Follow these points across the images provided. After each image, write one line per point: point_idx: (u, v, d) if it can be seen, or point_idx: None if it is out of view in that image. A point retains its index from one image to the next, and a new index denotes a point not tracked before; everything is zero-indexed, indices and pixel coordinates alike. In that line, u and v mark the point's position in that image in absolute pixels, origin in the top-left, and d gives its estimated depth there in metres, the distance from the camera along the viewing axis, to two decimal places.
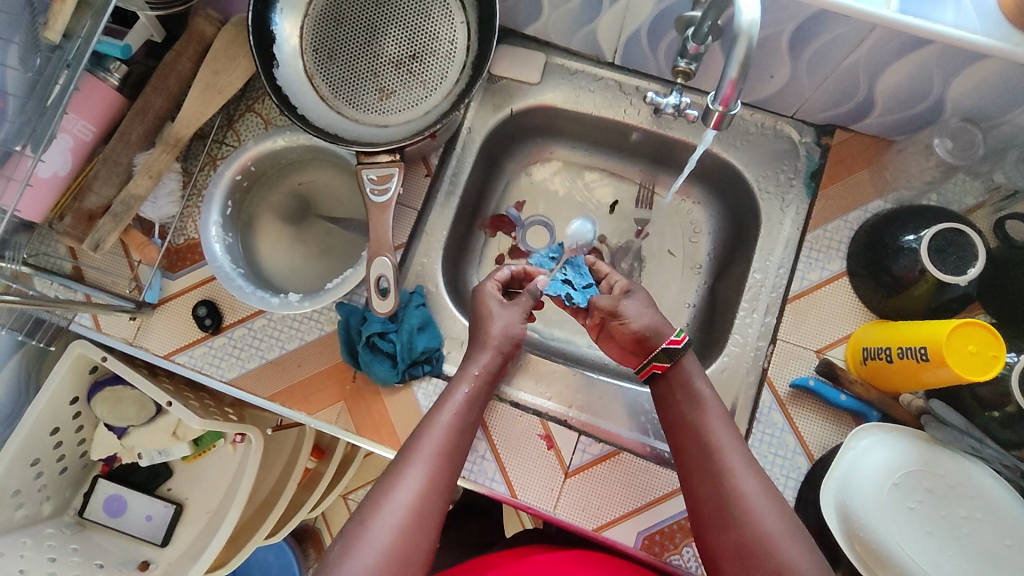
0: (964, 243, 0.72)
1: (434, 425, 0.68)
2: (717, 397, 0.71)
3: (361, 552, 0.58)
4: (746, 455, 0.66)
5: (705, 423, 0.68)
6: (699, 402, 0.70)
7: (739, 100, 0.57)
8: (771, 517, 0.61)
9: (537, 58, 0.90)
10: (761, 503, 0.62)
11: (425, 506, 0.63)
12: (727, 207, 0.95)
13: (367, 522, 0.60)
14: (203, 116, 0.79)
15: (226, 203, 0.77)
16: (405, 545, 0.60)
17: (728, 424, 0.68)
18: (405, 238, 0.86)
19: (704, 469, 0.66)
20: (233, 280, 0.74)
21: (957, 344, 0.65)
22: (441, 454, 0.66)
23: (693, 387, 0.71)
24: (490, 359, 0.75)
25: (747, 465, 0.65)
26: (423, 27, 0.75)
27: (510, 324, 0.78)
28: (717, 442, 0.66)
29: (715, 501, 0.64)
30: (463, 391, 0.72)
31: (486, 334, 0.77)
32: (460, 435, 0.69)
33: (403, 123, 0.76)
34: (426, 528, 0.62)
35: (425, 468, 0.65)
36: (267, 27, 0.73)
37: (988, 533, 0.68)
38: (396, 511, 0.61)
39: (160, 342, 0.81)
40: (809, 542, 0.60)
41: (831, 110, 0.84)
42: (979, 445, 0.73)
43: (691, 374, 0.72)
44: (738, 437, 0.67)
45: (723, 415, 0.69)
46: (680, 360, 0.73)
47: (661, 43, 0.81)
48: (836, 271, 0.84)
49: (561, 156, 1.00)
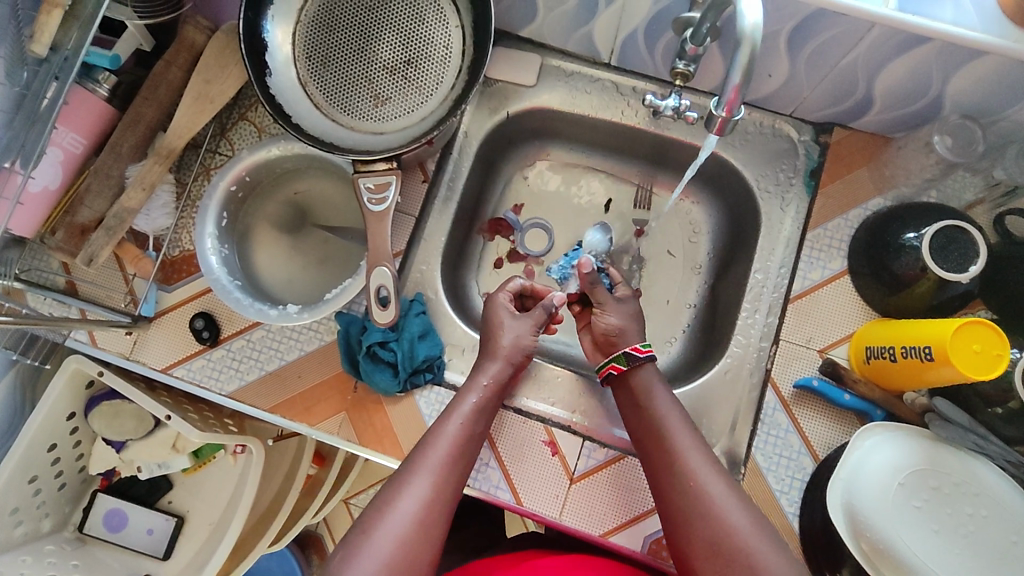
0: (966, 241, 0.72)
1: (444, 434, 0.68)
2: (675, 401, 0.71)
3: (364, 560, 0.58)
4: (707, 453, 0.66)
5: (666, 426, 0.68)
6: (658, 406, 0.70)
7: (742, 106, 0.56)
8: (736, 512, 0.61)
9: (532, 60, 0.89)
10: (726, 500, 0.62)
11: (430, 514, 0.62)
12: (726, 206, 0.94)
13: (370, 530, 0.60)
14: (196, 126, 0.77)
15: (221, 214, 0.76)
16: (408, 552, 0.60)
17: (688, 426, 0.69)
18: (404, 245, 0.85)
19: (667, 470, 0.66)
20: (230, 292, 0.73)
21: (962, 343, 0.65)
22: (448, 463, 0.66)
23: (650, 391, 0.72)
24: (499, 370, 0.75)
25: (709, 464, 0.65)
26: (417, 32, 0.74)
27: (522, 335, 0.78)
28: (678, 447, 0.66)
29: (679, 500, 0.64)
30: (472, 400, 0.72)
31: (496, 345, 0.77)
32: (469, 447, 0.69)
33: (400, 130, 0.75)
34: (429, 535, 0.61)
35: (431, 476, 0.64)
36: (259, 36, 0.72)
37: (994, 530, 0.69)
38: (401, 518, 0.61)
39: (157, 355, 0.80)
40: (775, 538, 0.61)
41: (829, 108, 0.83)
42: (982, 442, 0.73)
43: (650, 379, 0.73)
44: (699, 438, 0.68)
45: (682, 418, 0.69)
46: (635, 368, 0.73)
47: (658, 43, 0.80)
48: (837, 269, 0.84)
49: (558, 158, 1.00)
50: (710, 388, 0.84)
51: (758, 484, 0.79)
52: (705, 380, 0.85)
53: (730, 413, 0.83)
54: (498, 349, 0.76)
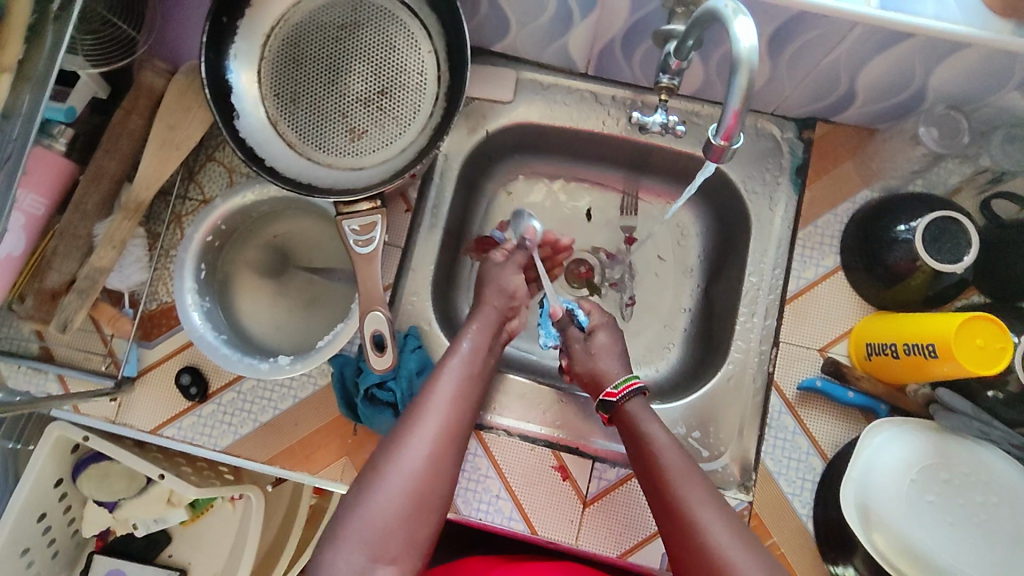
0: (957, 231, 0.72)
1: (446, 375, 0.69)
2: (672, 439, 0.68)
3: (375, 499, 0.58)
4: (708, 491, 0.62)
5: (666, 468, 0.65)
6: (654, 446, 0.67)
7: (740, 133, 0.54)
8: (739, 556, 0.57)
9: (507, 76, 0.87)
10: (732, 547, 0.58)
11: (442, 448, 0.63)
12: (713, 207, 0.93)
13: (381, 472, 0.60)
14: (162, 175, 0.74)
15: (199, 266, 0.73)
16: (423, 486, 0.60)
17: (688, 462, 0.65)
18: (391, 278, 0.83)
19: (666, 510, 0.63)
20: (217, 348, 0.70)
21: (967, 338, 0.65)
22: (452, 404, 0.66)
23: (644, 430, 0.68)
24: (490, 313, 0.77)
25: (714, 508, 0.61)
26: (389, 61, 0.72)
27: (504, 279, 0.80)
28: (679, 491, 0.62)
29: (677, 542, 0.60)
30: (467, 341, 0.73)
31: (484, 296, 0.79)
32: (469, 387, 0.69)
33: (380, 163, 0.72)
34: (442, 470, 0.62)
35: (439, 416, 0.65)
36: (223, 80, 0.69)
37: (1005, 515, 0.70)
38: (411, 460, 0.61)
39: (145, 417, 0.77)
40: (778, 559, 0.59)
41: (811, 104, 0.83)
42: (987, 429, 0.71)
43: (641, 413, 0.70)
44: (701, 478, 0.64)
45: (680, 455, 0.65)
46: (620, 406, 0.72)
47: (636, 52, 0.79)
48: (830, 266, 0.83)
49: (540, 171, 0.97)
50: (714, 396, 0.83)
51: (770, 489, 0.78)
52: (710, 388, 0.84)
53: (737, 419, 0.82)
54: (484, 296, 0.79)
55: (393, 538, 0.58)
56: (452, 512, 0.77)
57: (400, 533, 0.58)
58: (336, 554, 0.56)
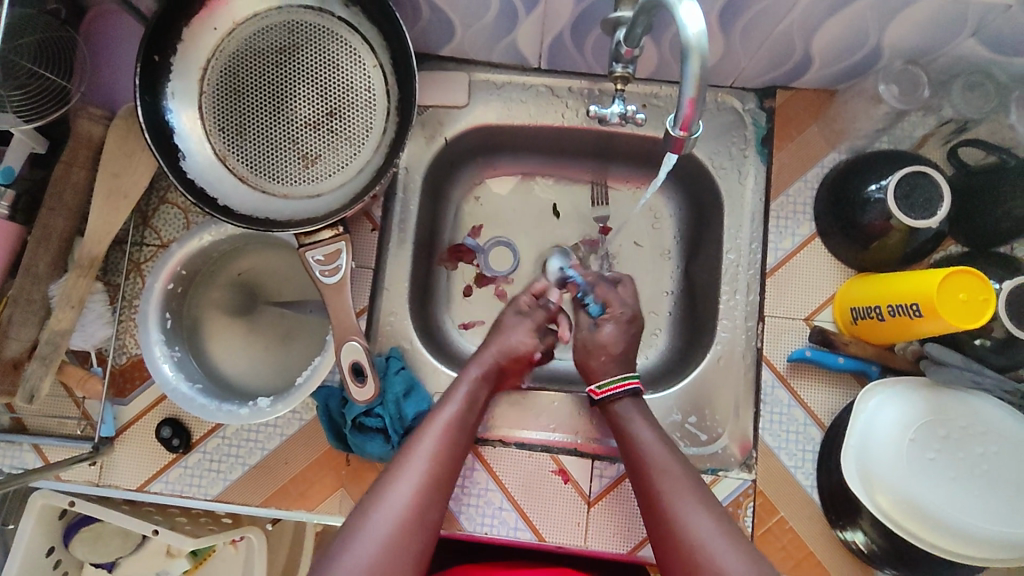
0: (929, 184, 0.71)
1: (437, 422, 0.67)
2: (659, 433, 0.69)
3: (361, 541, 0.58)
4: (694, 492, 0.64)
5: (652, 464, 0.66)
6: (640, 444, 0.68)
7: (698, 123, 0.53)
8: (721, 547, 0.59)
9: (459, 79, 0.85)
10: (715, 539, 0.60)
11: (429, 494, 0.62)
12: (684, 186, 0.91)
13: (367, 516, 0.60)
14: (113, 226, 0.72)
15: (164, 316, 0.70)
16: (401, 538, 0.59)
17: (677, 462, 0.66)
18: (366, 300, 0.81)
19: (653, 513, 0.64)
20: (193, 398, 0.68)
21: (950, 295, 0.63)
22: (444, 450, 0.65)
23: (630, 427, 0.70)
24: (491, 360, 0.75)
25: (696, 502, 0.63)
26: (334, 80, 0.69)
27: (516, 338, 0.77)
28: (664, 488, 0.64)
29: (664, 545, 0.62)
30: (462, 392, 0.71)
31: (489, 343, 0.77)
32: (458, 436, 0.67)
33: (337, 187, 0.70)
34: (428, 513, 0.61)
35: (427, 460, 0.64)
36: (163, 123, 0.67)
37: (1007, 464, 0.68)
38: (396, 507, 0.60)
39: (129, 475, 0.74)
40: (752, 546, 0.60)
41: (768, 74, 0.81)
42: (979, 377, 0.70)
43: (629, 411, 0.72)
44: (685, 473, 0.65)
45: (666, 450, 0.67)
46: (608, 405, 0.72)
47: (586, 41, 0.78)
48: (807, 234, 0.82)
49: (504, 170, 0.95)
50: (706, 379, 0.82)
51: (771, 465, 0.78)
52: (700, 370, 0.82)
53: (731, 401, 0.80)
54: (487, 348, 0.76)
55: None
56: (456, 529, 0.75)
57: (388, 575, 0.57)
58: None
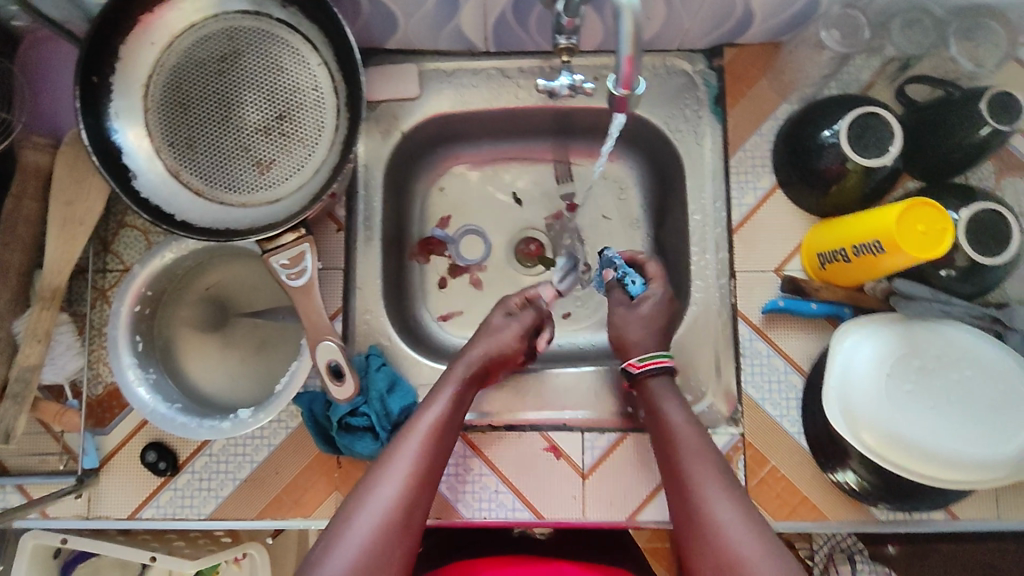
0: (879, 125, 0.72)
1: (422, 423, 0.66)
2: (689, 416, 0.68)
3: (344, 542, 0.58)
4: (719, 473, 0.63)
5: (679, 446, 0.66)
6: (667, 426, 0.67)
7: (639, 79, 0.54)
8: (740, 534, 0.58)
9: (409, 71, 0.85)
10: (736, 526, 0.59)
11: (414, 493, 0.61)
12: (644, 153, 0.92)
13: (350, 518, 0.59)
14: (73, 255, 0.71)
15: (134, 339, 0.69)
16: (390, 541, 0.58)
17: (708, 447, 0.65)
18: (340, 301, 0.80)
19: (681, 501, 0.63)
20: (173, 419, 0.67)
21: (909, 227, 0.64)
22: (427, 453, 0.64)
23: (660, 408, 0.69)
24: (477, 358, 0.73)
25: (720, 487, 0.62)
26: (280, 83, 0.69)
27: (501, 338, 0.75)
28: (688, 471, 0.64)
29: (689, 537, 0.61)
30: (449, 391, 0.69)
31: (479, 337, 0.75)
32: (447, 433, 0.66)
33: (296, 190, 0.69)
34: (412, 512, 0.60)
35: (409, 464, 0.62)
36: (110, 143, 0.66)
37: (979, 387, 0.70)
38: (381, 507, 0.60)
39: (119, 504, 0.73)
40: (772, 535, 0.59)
41: (713, 33, 0.82)
42: (947, 304, 0.73)
43: (662, 390, 0.71)
44: (713, 458, 0.64)
45: (695, 432, 0.66)
46: (642, 381, 0.71)
47: (530, 18, 0.78)
48: (768, 186, 0.83)
49: (465, 158, 0.95)
50: (686, 340, 0.82)
51: (757, 417, 0.79)
52: (680, 332, 0.82)
53: (712, 359, 0.81)
54: (477, 341, 0.75)
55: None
56: (454, 517, 0.76)
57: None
58: None
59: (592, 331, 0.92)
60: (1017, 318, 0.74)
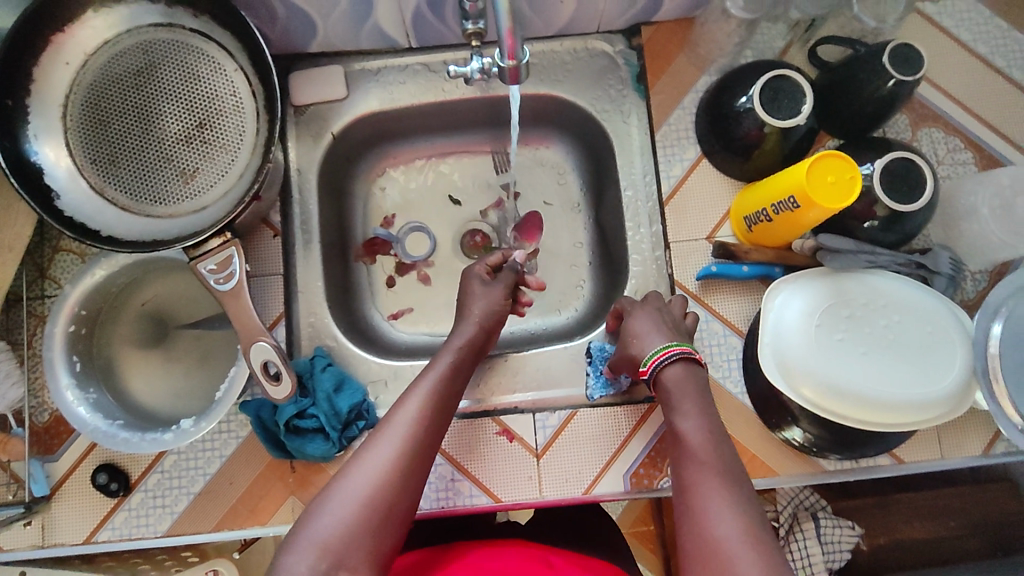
0: (790, 86, 0.74)
1: (421, 388, 0.65)
2: (707, 425, 0.62)
3: (336, 502, 0.56)
4: (725, 484, 0.57)
5: (689, 455, 0.60)
6: (681, 435, 0.62)
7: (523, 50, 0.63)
8: (741, 551, 0.52)
9: (334, 74, 0.86)
10: (737, 542, 0.53)
11: (411, 456, 0.60)
12: (577, 137, 0.93)
13: (346, 477, 0.58)
14: (3, 281, 0.71)
15: (71, 359, 0.70)
16: (385, 500, 0.57)
17: (717, 456, 0.59)
18: (281, 307, 0.80)
19: (682, 514, 0.57)
20: (115, 435, 0.68)
21: (819, 178, 0.66)
22: (428, 413, 0.63)
23: (675, 415, 0.64)
24: (473, 330, 0.73)
25: (725, 501, 0.56)
26: (198, 91, 0.69)
27: (492, 300, 0.77)
28: (694, 482, 0.58)
29: (687, 551, 0.55)
30: (447, 358, 0.69)
31: (468, 310, 0.76)
32: (447, 402, 0.66)
33: (222, 196, 0.70)
34: (412, 473, 0.59)
35: (411, 426, 0.61)
36: (29, 163, 0.66)
37: (909, 328, 0.72)
38: (376, 468, 0.58)
39: (74, 530, 0.73)
40: (778, 555, 0.52)
41: (628, 12, 0.84)
42: (873, 255, 0.75)
43: (677, 392, 0.66)
44: (724, 469, 0.58)
45: (708, 441, 0.60)
46: (658, 381, 0.68)
47: (445, 10, 0.79)
48: (693, 157, 0.84)
49: (402, 157, 0.96)
50: None
51: None
52: None
53: None
54: (469, 311, 0.76)
55: (357, 542, 0.55)
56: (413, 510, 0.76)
57: (361, 540, 0.55)
58: (297, 556, 0.54)
59: (541, 316, 0.93)
60: (941, 263, 0.77)
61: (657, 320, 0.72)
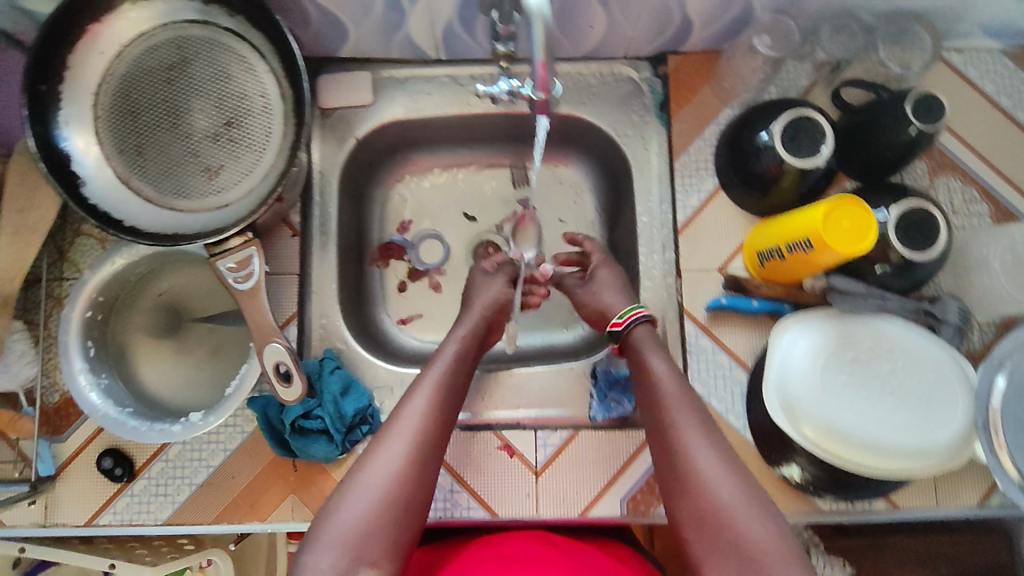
0: (810, 125, 0.75)
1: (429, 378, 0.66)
2: (677, 372, 0.68)
3: (354, 499, 0.57)
4: (702, 426, 0.63)
5: (665, 397, 0.65)
6: (653, 377, 0.68)
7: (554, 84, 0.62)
8: (720, 479, 0.59)
9: (362, 80, 0.87)
10: (717, 473, 0.59)
11: (426, 450, 0.60)
12: (596, 158, 0.94)
13: (360, 475, 0.59)
14: (24, 263, 0.73)
15: (86, 344, 0.71)
16: (401, 494, 0.58)
17: (688, 396, 0.65)
18: (294, 307, 0.81)
19: (661, 450, 0.63)
20: (124, 423, 0.69)
21: (835, 225, 0.66)
22: (437, 405, 0.64)
23: (647, 362, 0.70)
24: (477, 319, 0.75)
25: (701, 435, 0.62)
26: (228, 91, 0.71)
27: (494, 290, 0.79)
28: (671, 421, 0.63)
29: (671, 480, 0.61)
30: (451, 348, 0.70)
31: (472, 305, 0.78)
32: (454, 396, 0.66)
33: (245, 194, 0.71)
34: (427, 467, 0.60)
35: (421, 419, 0.62)
36: (59, 151, 0.67)
37: (913, 375, 0.73)
38: (393, 461, 0.59)
39: (75, 512, 0.74)
40: (749, 479, 0.60)
41: (656, 40, 0.85)
42: (883, 299, 0.75)
43: (644, 344, 0.72)
44: (698, 407, 0.64)
45: (680, 386, 0.66)
46: (626, 338, 0.74)
47: (476, 27, 0.80)
48: (710, 189, 0.85)
49: (422, 165, 0.97)
50: None
51: None
52: None
53: None
54: (471, 302, 0.78)
55: (375, 537, 0.56)
56: None
57: (381, 535, 0.56)
58: (318, 554, 0.55)
59: (548, 332, 0.93)
60: (949, 312, 0.77)
61: (621, 278, 0.81)
